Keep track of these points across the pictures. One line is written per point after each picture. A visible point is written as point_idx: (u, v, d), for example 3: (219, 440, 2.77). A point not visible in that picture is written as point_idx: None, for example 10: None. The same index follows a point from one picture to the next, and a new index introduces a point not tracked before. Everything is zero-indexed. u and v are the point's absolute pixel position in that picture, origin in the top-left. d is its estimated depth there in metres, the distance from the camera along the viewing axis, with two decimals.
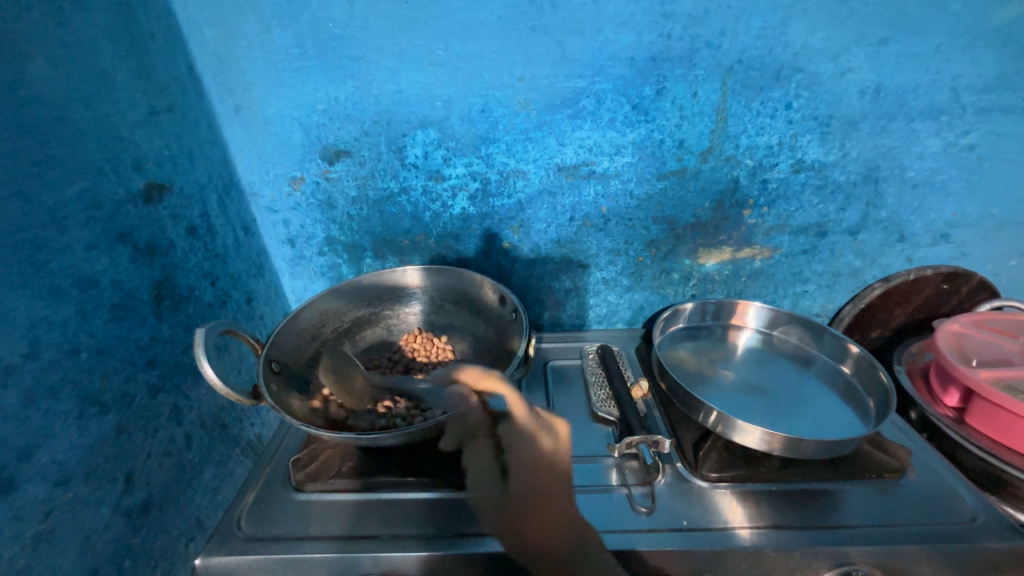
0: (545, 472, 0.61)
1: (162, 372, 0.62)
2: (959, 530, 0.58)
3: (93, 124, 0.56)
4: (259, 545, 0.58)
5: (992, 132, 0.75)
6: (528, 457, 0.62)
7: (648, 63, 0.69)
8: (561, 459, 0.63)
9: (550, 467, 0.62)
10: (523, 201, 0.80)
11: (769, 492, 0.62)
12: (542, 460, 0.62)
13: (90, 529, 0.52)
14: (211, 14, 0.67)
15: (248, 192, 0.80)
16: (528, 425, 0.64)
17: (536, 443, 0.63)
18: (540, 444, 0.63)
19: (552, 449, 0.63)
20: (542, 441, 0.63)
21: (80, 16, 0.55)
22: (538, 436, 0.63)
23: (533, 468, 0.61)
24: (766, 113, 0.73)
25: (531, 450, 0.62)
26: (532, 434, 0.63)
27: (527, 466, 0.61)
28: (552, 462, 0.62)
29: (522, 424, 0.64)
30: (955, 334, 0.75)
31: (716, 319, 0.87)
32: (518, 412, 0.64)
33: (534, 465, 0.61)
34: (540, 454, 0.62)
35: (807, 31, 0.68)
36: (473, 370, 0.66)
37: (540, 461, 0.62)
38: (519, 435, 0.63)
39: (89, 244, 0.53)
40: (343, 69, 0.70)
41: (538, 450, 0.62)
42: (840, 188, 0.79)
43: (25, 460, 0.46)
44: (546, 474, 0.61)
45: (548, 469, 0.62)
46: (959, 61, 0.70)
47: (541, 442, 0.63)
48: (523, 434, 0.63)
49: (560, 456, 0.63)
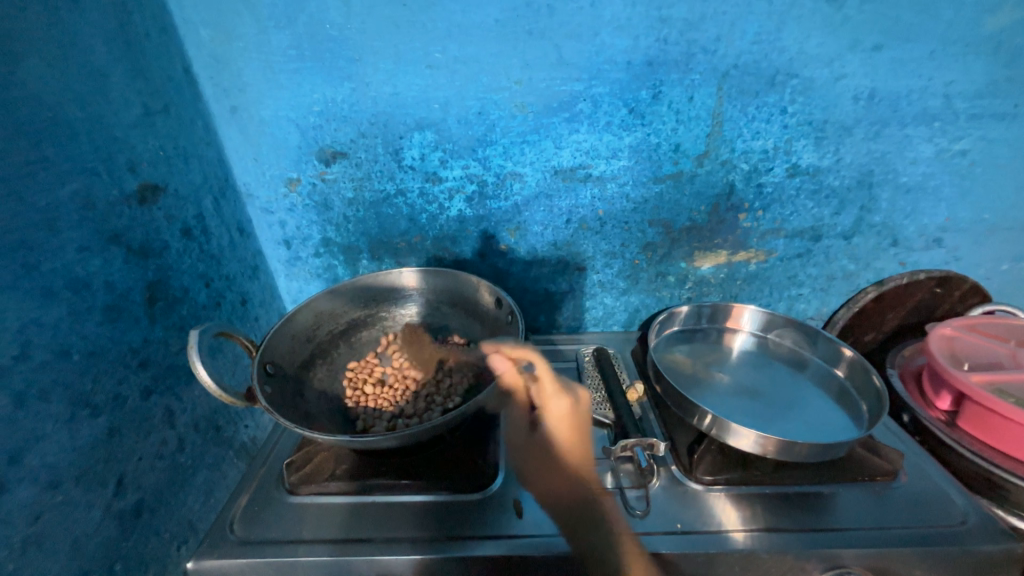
0: (569, 429, 0.69)
1: (155, 374, 0.62)
2: (949, 532, 0.59)
3: (87, 124, 0.55)
4: (252, 548, 0.58)
5: (984, 139, 0.75)
6: (555, 412, 0.70)
7: (644, 67, 0.70)
8: (582, 416, 0.71)
9: (572, 424, 0.69)
10: (520, 203, 0.80)
11: (762, 495, 0.62)
12: (565, 416, 0.70)
13: (80, 533, 0.51)
14: (207, 15, 0.67)
15: (244, 193, 0.79)
16: (550, 388, 0.72)
17: (558, 403, 0.70)
18: (559, 404, 0.70)
19: (573, 408, 0.71)
20: (562, 400, 0.71)
21: (74, 15, 0.55)
22: (557, 395, 0.71)
23: (558, 422, 0.69)
24: (761, 118, 0.73)
25: (556, 408, 0.70)
26: (554, 393, 0.72)
27: (553, 420, 0.69)
28: (574, 419, 0.70)
29: (546, 388, 0.71)
30: (946, 338, 0.76)
31: (711, 323, 0.87)
32: (543, 378, 0.71)
33: (562, 419, 0.70)
34: (562, 412, 0.70)
35: (802, 37, 0.68)
36: (506, 343, 0.71)
37: (563, 417, 0.70)
38: (547, 394, 0.71)
39: (81, 245, 0.53)
40: (340, 70, 0.70)
41: (560, 408, 0.70)
42: (835, 192, 0.80)
43: (15, 463, 0.46)
44: (569, 429, 0.69)
45: (572, 426, 0.69)
46: (952, 68, 0.70)
47: (563, 401, 0.71)
48: (546, 394, 0.71)
49: (580, 411, 0.72)
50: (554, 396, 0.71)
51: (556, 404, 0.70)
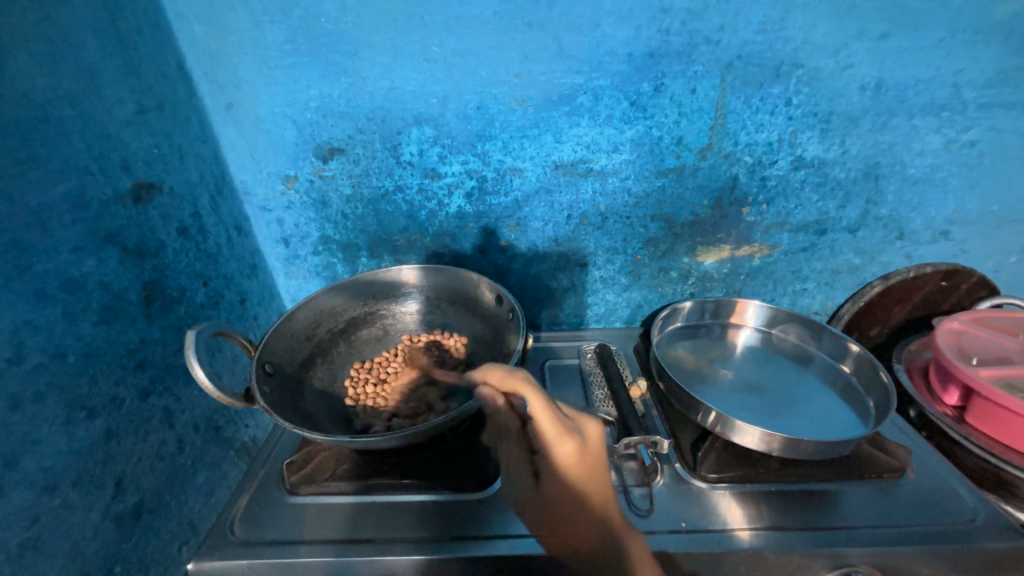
0: (582, 474, 0.52)
1: (153, 375, 0.61)
2: (958, 530, 0.58)
3: (79, 122, 0.54)
4: (253, 550, 0.57)
5: (993, 129, 0.74)
6: (560, 457, 0.52)
7: (646, 59, 0.68)
8: (594, 455, 0.53)
9: (586, 467, 0.52)
10: (520, 199, 0.79)
11: (767, 492, 0.62)
12: (575, 461, 0.52)
13: (79, 535, 0.51)
14: (200, 10, 0.66)
15: (241, 191, 0.79)
16: (552, 430, 0.52)
17: (563, 446, 0.52)
18: (565, 447, 0.52)
19: (583, 451, 0.52)
20: (566, 444, 0.52)
21: (64, 11, 0.54)
22: (562, 438, 0.52)
23: (569, 468, 0.52)
24: (765, 110, 0.72)
25: (562, 452, 0.52)
26: (557, 437, 0.52)
27: (562, 467, 0.52)
28: (587, 461, 0.53)
29: (546, 429, 0.53)
30: (954, 333, 0.75)
31: (715, 318, 0.87)
32: (540, 418, 0.53)
33: (569, 466, 0.52)
34: (569, 456, 0.52)
35: (808, 26, 0.67)
36: (495, 370, 0.57)
37: (573, 462, 0.52)
38: (548, 438, 0.53)
39: (75, 246, 0.52)
40: (336, 65, 0.69)
41: (567, 452, 0.52)
42: (840, 185, 0.78)
43: (11, 467, 0.45)
44: (584, 474, 0.52)
45: (585, 471, 0.52)
46: (960, 57, 0.69)
47: (570, 444, 0.52)
48: (547, 436, 0.53)
49: (590, 451, 0.53)
50: (558, 439, 0.52)
51: (562, 447, 0.52)
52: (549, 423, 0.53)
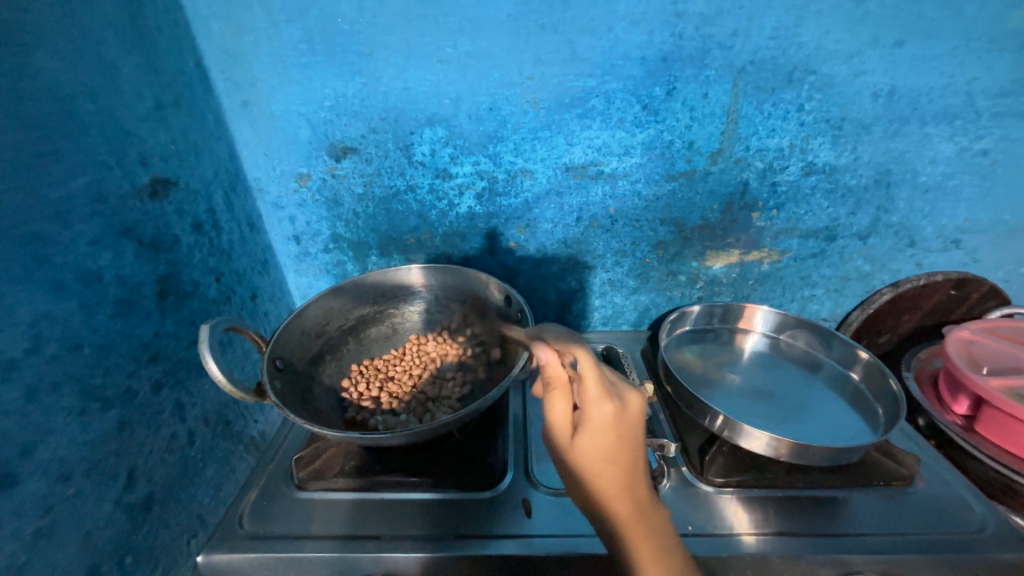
0: (610, 441, 0.48)
1: (166, 368, 0.62)
2: (966, 540, 0.58)
3: (99, 117, 0.55)
4: (261, 543, 0.58)
5: (1006, 138, 0.74)
6: (597, 419, 0.48)
7: (658, 63, 0.69)
8: (631, 422, 0.49)
9: (619, 435, 0.48)
10: (530, 200, 0.79)
11: (774, 497, 0.62)
12: (610, 425, 0.48)
13: (90, 525, 0.51)
14: (219, 9, 0.67)
15: (254, 188, 0.79)
16: (595, 388, 0.48)
17: (603, 406, 0.48)
18: (604, 408, 0.48)
19: (621, 417, 0.48)
20: (605, 405, 0.48)
21: (87, 9, 0.55)
22: (603, 398, 0.48)
23: (601, 431, 0.48)
24: (777, 115, 0.72)
25: (599, 413, 0.48)
26: (599, 397, 0.48)
27: (594, 429, 0.48)
28: (621, 429, 0.48)
29: (590, 388, 0.49)
30: (964, 342, 0.75)
31: (723, 323, 0.87)
32: (587, 372, 0.48)
33: (603, 429, 0.48)
34: (606, 418, 0.48)
35: (821, 32, 0.67)
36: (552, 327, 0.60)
37: (607, 425, 0.48)
38: (588, 397, 0.48)
39: (93, 239, 0.53)
40: (351, 65, 0.70)
41: (604, 414, 0.48)
42: (851, 191, 0.78)
43: (26, 456, 0.46)
44: (614, 441, 0.48)
45: (616, 438, 0.48)
46: (974, 65, 0.69)
47: (610, 406, 0.48)
48: (588, 396, 0.48)
49: (630, 421, 0.49)
50: (598, 398, 0.48)
51: (601, 407, 0.48)
52: (592, 382, 0.49)
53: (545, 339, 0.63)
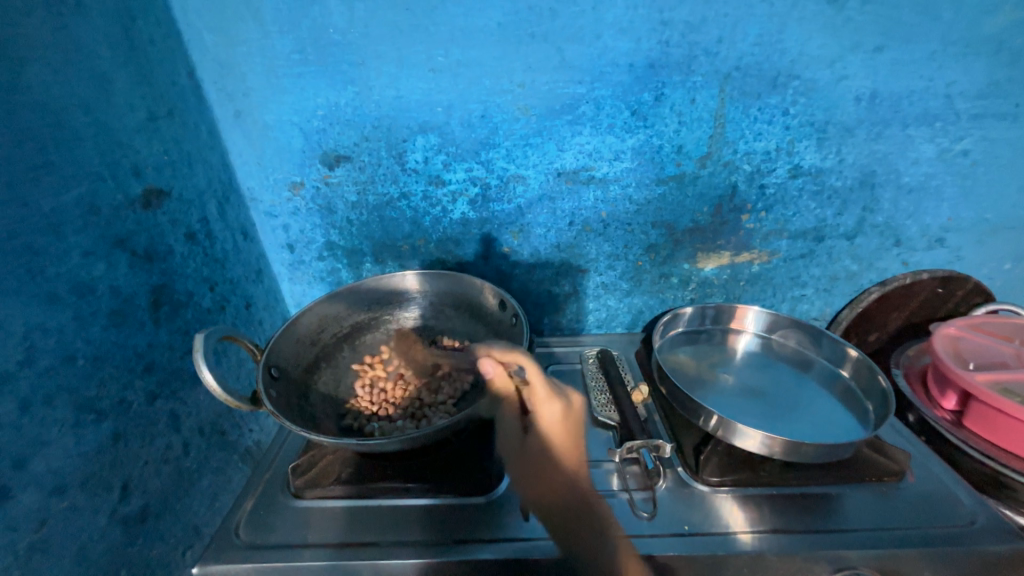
0: (563, 435, 0.66)
1: (160, 378, 0.62)
2: (957, 533, 0.58)
3: (92, 129, 0.55)
4: (258, 553, 0.57)
5: (985, 138, 0.76)
6: (551, 419, 0.66)
7: (646, 69, 0.70)
8: (576, 420, 0.69)
9: (567, 428, 0.67)
10: (523, 205, 0.80)
11: (768, 495, 0.62)
12: (561, 421, 0.67)
13: (85, 538, 0.51)
14: (211, 20, 0.68)
15: (248, 197, 0.80)
16: (544, 392, 0.67)
17: (552, 407, 0.67)
18: (553, 408, 0.67)
19: (567, 414, 0.68)
20: (555, 405, 0.67)
21: (79, 22, 0.55)
22: (552, 401, 0.67)
23: (554, 427, 0.66)
24: (763, 119, 0.74)
25: (550, 411, 0.67)
26: (547, 398, 0.67)
27: (547, 427, 0.66)
28: (568, 423, 0.67)
29: (539, 391, 0.67)
30: (951, 338, 0.76)
31: (715, 323, 0.88)
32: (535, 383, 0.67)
33: (557, 425, 0.66)
34: (557, 419, 0.66)
35: (804, 38, 0.68)
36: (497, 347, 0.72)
37: (558, 421, 0.66)
38: (539, 399, 0.67)
39: (86, 250, 0.53)
40: (344, 75, 0.70)
41: (555, 412, 0.67)
42: (837, 193, 0.80)
43: (20, 468, 0.46)
44: (565, 434, 0.66)
45: (566, 432, 0.66)
46: (952, 68, 0.71)
47: (558, 406, 0.67)
48: (538, 397, 0.67)
49: (571, 416, 0.69)
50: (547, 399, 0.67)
51: (551, 407, 0.67)
52: (541, 387, 0.68)
53: (511, 363, 0.70)
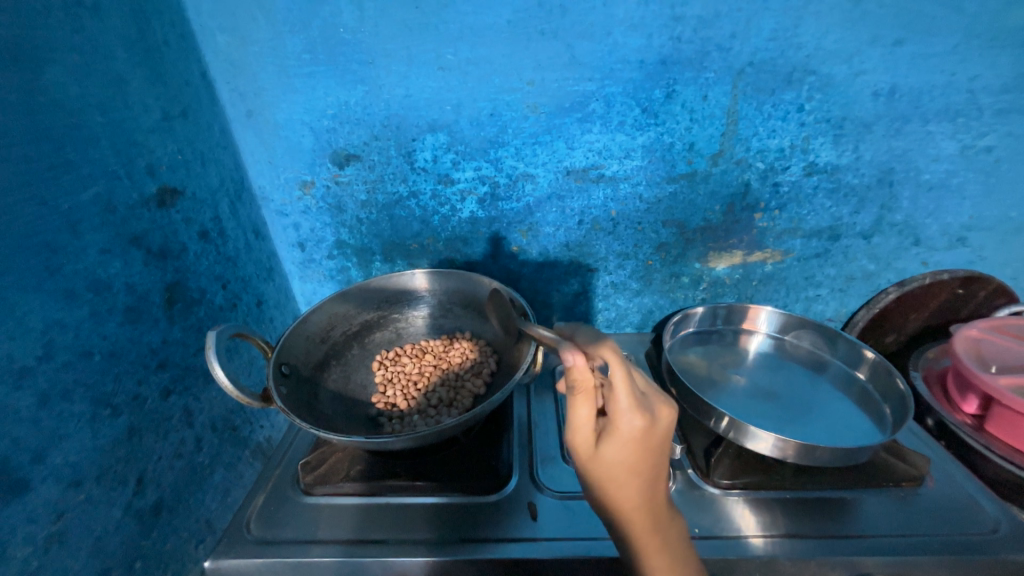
0: (634, 453, 0.45)
1: (174, 374, 0.63)
2: (975, 541, 0.57)
3: (108, 128, 0.56)
4: (269, 548, 0.58)
5: (1010, 135, 0.73)
6: (625, 431, 0.44)
7: (658, 66, 0.69)
8: (658, 439, 0.46)
9: (640, 449, 0.45)
10: (532, 204, 0.80)
11: (782, 499, 0.61)
12: (637, 439, 0.45)
13: (101, 530, 0.52)
14: (223, 21, 0.68)
15: (260, 196, 0.80)
16: (627, 402, 0.44)
17: (633, 420, 0.44)
18: (634, 422, 0.44)
19: (649, 432, 0.45)
20: (636, 418, 0.44)
21: (96, 23, 0.56)
22: (635, 412, 0.44)
23: (627, 444, 0.45)
24: (777, 116, 0.72)
25: (628, 427, 0.45)
26: (630, 409, 0.44)
27: (620, 441, 0.45)
28: (644, 444, 0.45)
29: (621, 399, 0.44)
30: (972, 340, 0.74)
31: (727, 324, 0.86)
32: (619, 384, 0.44)
33: (629, 441, 0.45)
34: (634, 432, 0.45)
35: (820, 33, 0.67)
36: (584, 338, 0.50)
37: (632, 441, 0.45)
38: (619, 408, 0.44)
39: (102, 247, 0.54)
40: (354, 74, 0.71)
41: (634, 428, 0.44)
42: (854, 191, 0.78)
43: (39, 461, 0.47)
44: (634, 456, 0.45)
45: (634, 450, 0.45)
46: (976, 62, 0.69)
47: (641, 421, 0.44)
48: (617, 406, 0.45)
49: (656, 437, 0.45)
50: (627, 411, 0.44)
51: (630, 421, 0.44)
52: (625, 392, 0.44)
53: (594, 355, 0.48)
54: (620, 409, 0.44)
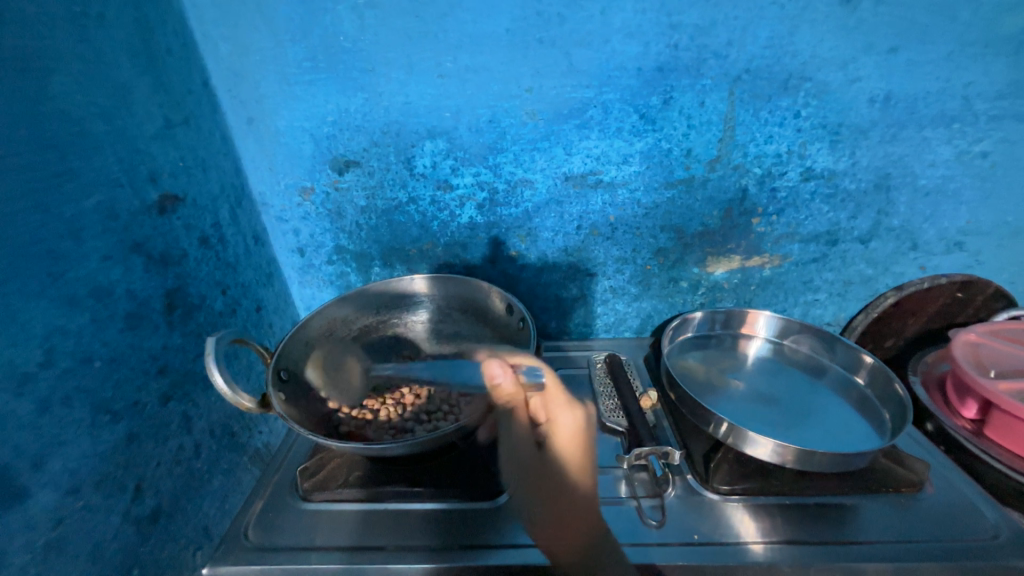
0: (575, 447, 0.63)
1: (173, 380, 0.63)
2: (975, 547, 0.57)
3: (111, 136, 0.57)
4: (267, 555, 0.58)
5: (1005, 140, 0.74)
6: (564, 426, 0.64)
7: (655, 73, 0.70)
8: (587, 434, 0.65)
9: (577, 442, 0.64)
10: (531, 209, 0.80)
11: (781, 505, 0.61)
12: (573, 432, 0.64)
13: (99, 537, 0.52)
14: (225, 30, 0.69)
15: (260, 202, 0.81)
16: (563, 401, 0.66)
17: (568, 416, 0.65)
18: (569, 417, 0.65)
19: (581, 425, 0.65)
20: (570, 415, 0.65)
21: (100, 32, 0.57)
22: (569, 410, 0.65)
23: (567, 438, 0.63)
24: (774, 122, 0.73)
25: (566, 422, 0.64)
26: (566, 407, 0.65)
27: (563, 437, 0.63)
28: (579, 437, 0.64)
29: (558, 399, 0.66)
30: (971, 345, 0.74)
31: (726, 328, 0.87)
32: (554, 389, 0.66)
33: (569, 435, 0.64)
34: (571, 426, 0.64)
35: (816, 40, 0.68)
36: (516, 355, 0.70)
37: (570, 435, 0.64)
38: (558, 408, 0.65)
39: (104, 254, 0.54)
40: (354, 81, 0.71)
41: (570, 422, 0.64)
42: (850, 196, 0.78)
43: (39, 467, 0.47)
44: (575, 448, 0.63)
45: (576, 443, 0.64)
46: (971, 69, 0.69)
47: (576, 415, 0.65)
48: (557, 405, 0.65)
49: (587, 431, 0.65)
50: (564, 410, 0.65)
51: (566, 417, 0.64)
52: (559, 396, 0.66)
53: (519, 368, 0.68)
54: (557, 408, 0.65)
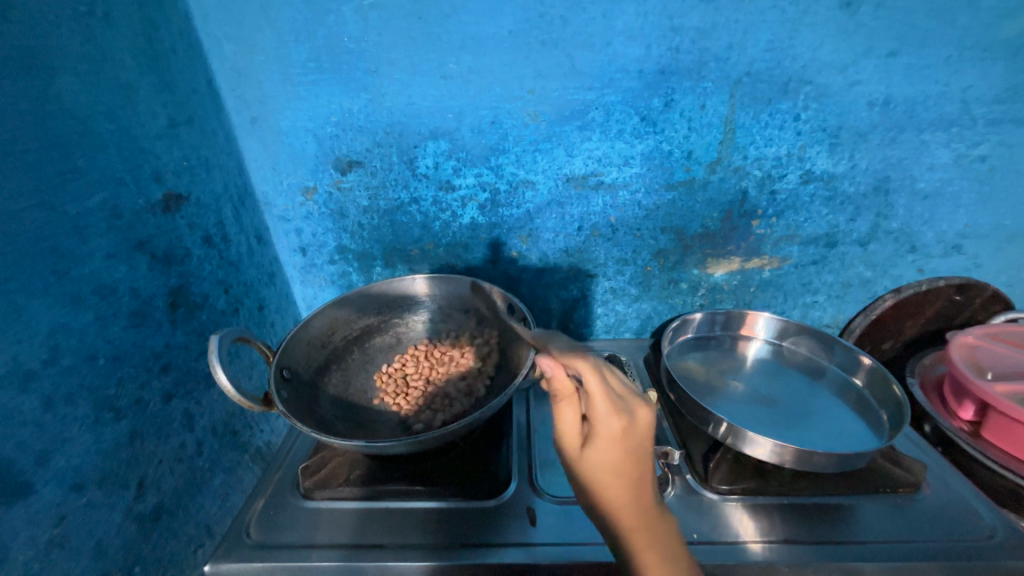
0: (619, 459, 0.46)
1: (176, 378, 0.63)
2: (971, 548, 0.57)
3: (115, 135, 0.57)
4: (268, 552, 0.58)
5: (1003, 144, 0.74)
6: (604, 434, 0.46)
7: (656, 75, 0.70)
8: (641, 439, 0.47)
9: (623, 449, 0.46)
10: (532, 210, 0.81)
11: (779, 505, 0.62)
12: (617, 440, 0.46)
13: (102, 534, 0.52)
14: (230, 30, 0.69)
15: (262, 201, 0.81)
16: (603, 405, 0.46)
17: (611, 421, 0.46)
18: (612, 423, 0.46)
19: (631, 432, 0.46)
20: (612, 420, 0.46)
21: (105, 32, 0.57)
22: (611, 414, 0.46)
23: (607, 446, 0.46)
24: (774, 125, 0.73)
25: (608, 428, 0.46)
26: (607, 410, 0.46)
27: (602, 443, 0.46)
28: (627, 445, 0.46)
29: (598, 403, 0.46)
30: (968, 346, 0.75)
31: (725, 330, 0.87)
32: (594, 387, 0.47)
33: (609, 442, 0.46)
34: (614, 432, 0.46)
35: (816, 44, 0.68)
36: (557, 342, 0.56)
37: (612, 441, 0.46)
38: (596, 410, 0.47)
39: (108, 253, 0.55)
40: (357, 82, 0.72)
41: (614, 428, 0.46)
42: (849, 199, 0.79)
43: (42, 464, 0.47)
44: (618, 456, 0.46)
45: (625, 454, 0.46)
46: (969, 73, 0.70)
47: (619, 423, 0.46)
48: (596, 411, 0.46)
49: (639, 438, 0.47)
50: (604, 413, 0.46)
51: (609, 423, 0.46)
52: (600, 395, 0.47)
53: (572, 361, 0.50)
54: (597, 412, 0.46)
